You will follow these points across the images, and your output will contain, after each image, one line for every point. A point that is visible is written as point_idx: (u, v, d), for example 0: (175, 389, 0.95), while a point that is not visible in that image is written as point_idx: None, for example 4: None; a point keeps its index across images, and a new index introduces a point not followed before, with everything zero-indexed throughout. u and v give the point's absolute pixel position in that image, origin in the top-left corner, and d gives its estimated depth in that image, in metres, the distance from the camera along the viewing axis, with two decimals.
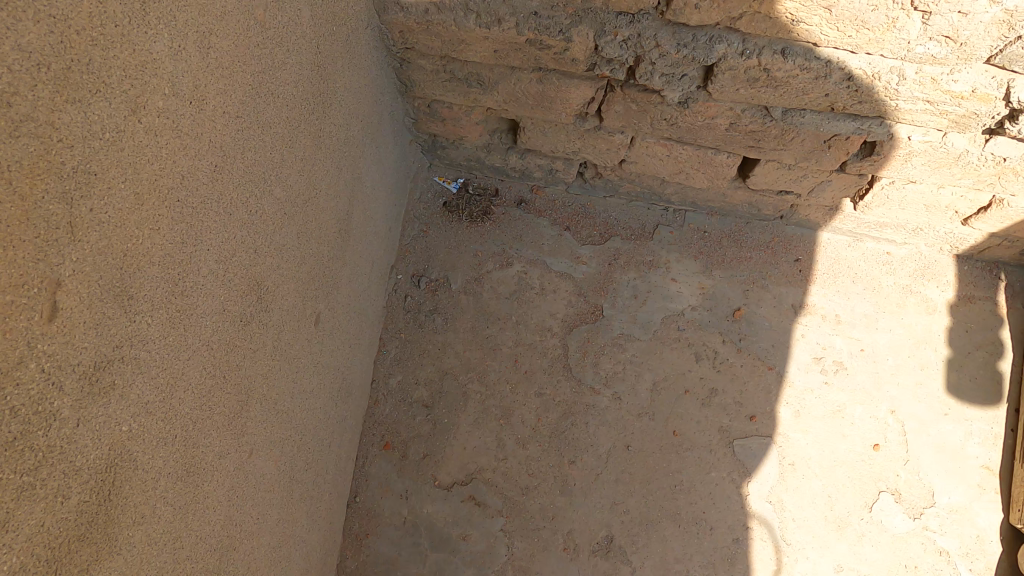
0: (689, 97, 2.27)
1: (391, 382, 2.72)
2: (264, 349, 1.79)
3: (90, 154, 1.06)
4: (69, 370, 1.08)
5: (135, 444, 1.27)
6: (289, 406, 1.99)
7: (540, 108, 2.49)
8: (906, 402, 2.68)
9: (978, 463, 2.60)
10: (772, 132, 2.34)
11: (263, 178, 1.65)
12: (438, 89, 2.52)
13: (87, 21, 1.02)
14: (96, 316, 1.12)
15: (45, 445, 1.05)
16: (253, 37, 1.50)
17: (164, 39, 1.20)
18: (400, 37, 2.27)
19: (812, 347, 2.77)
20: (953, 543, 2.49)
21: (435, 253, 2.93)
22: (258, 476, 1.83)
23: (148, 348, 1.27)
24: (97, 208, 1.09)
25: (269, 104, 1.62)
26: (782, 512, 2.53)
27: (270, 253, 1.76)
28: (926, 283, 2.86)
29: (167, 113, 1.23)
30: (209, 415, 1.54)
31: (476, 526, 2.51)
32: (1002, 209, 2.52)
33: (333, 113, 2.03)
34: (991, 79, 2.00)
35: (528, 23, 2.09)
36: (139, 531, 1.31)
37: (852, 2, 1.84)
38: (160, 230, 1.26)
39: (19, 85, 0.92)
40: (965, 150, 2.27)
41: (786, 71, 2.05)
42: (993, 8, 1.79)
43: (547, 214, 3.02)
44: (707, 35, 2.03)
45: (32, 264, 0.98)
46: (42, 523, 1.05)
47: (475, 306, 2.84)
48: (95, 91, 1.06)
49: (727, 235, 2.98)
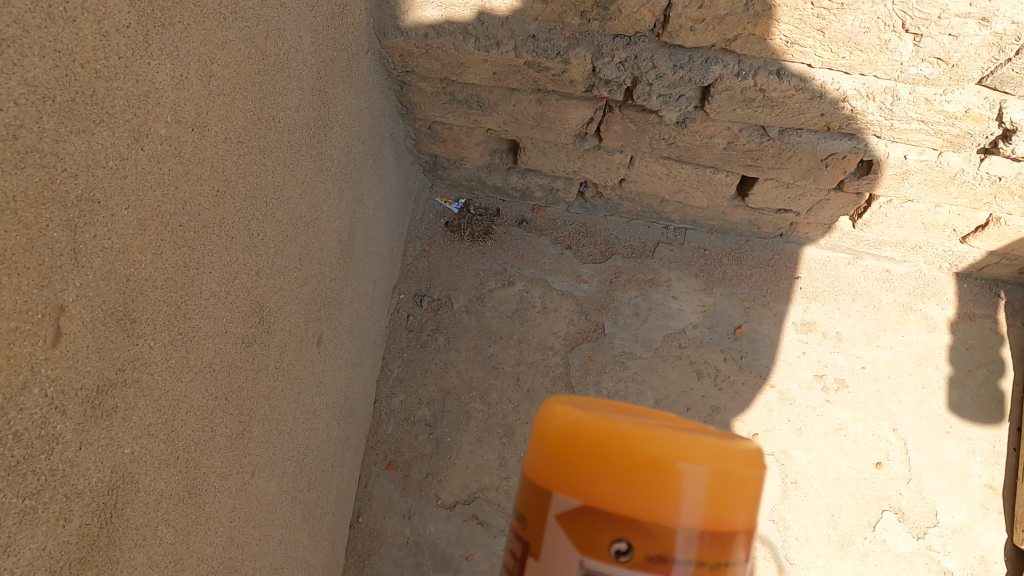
0: (687, 117, 2.29)
1: (393, 401, 2.73)
2: (266, 370, 1.80)
3: (94, 183, 1.08)
4: (72, 395, 1.10)
5: (136, 466, 1.28)
6: (292, 427, 2.01)
7: (539, 129, 2.52)
8: (908, 420, 2.67)
9: (981, 482, 2.59)
10: (769, 150, 2.35)
11: (264, 201, 1.68)
12: (439, 111, 2.55)
13: (92, 53, 1.05)
14: (99, 341, 1.14)
15: (47, 469, 1.06)
16: (254, 64, 1.53)
17: (166, 68, 1.23)
18: (401, 61, 2.31)
19: (812, 364, 2.76)
20: (956, 562, 2.49)
21: (437, 273, 2.95)
22: (260, 497, 1.84)
23: (150, 370, 1.29)
24: (99, 234, 1.11)
25: (269, 129, 1.65)
26: (785, 531, 2.52)
27: (273, 275, 1.78)
28: (927, 300, 2.86)
29: (169, 140, 1.26)
30: (210, 437, 1.55)
31: (479, 545, 2.54)
32: (1000, 226, 2.54)
33: (333, 135, 2.05)
34: (983, 100, 2.02)
35: (527, 46, 2.12)
36: (140, 553, 1.32)
37: (844, 24, 1.87)
38: (163, 254, 1.29)
39: (26, 118, 0.95)
40: (960, 168, 2.27)
41: (782, 91, 2.07)
42: (983, 31, 1.81)
43: (548, 232, 3.04)
44: (703, 57, 2.06)
45: (37, 290, 1.00)
46: (43, 546, 1.06)
47: (478, 324, 2.85)
48: (98, 121, 1.08)
49: (728, 252, 2.99)
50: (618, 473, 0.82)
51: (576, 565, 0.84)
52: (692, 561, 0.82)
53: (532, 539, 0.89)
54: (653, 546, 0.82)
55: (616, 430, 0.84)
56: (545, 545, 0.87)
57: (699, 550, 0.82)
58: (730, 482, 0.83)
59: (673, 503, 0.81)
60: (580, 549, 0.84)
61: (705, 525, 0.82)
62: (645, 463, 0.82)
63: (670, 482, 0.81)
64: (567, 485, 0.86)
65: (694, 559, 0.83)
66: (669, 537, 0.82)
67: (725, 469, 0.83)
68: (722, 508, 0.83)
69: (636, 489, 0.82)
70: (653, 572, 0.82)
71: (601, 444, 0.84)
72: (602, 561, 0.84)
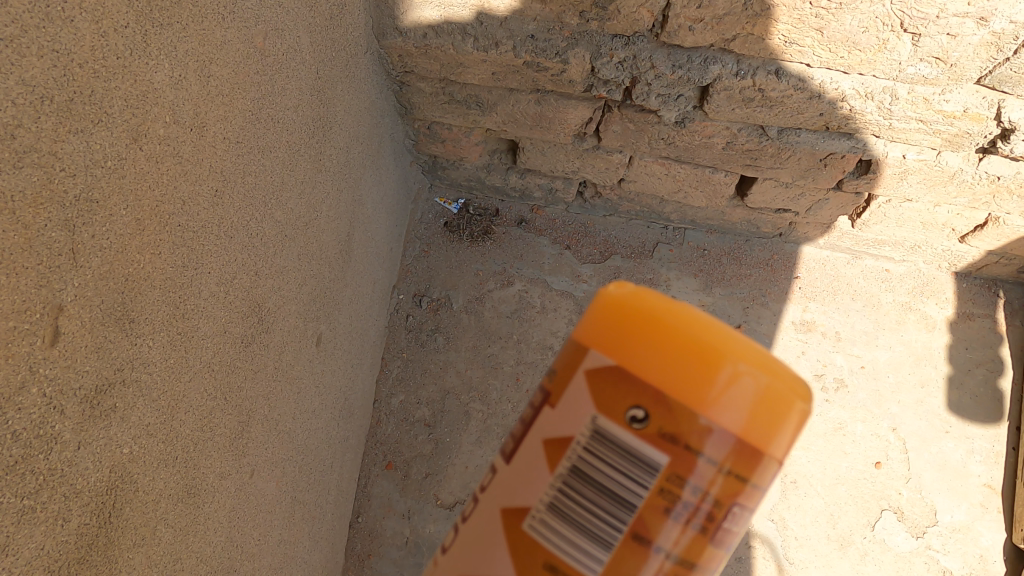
0: (686, 117, 2.29)
1: (393, 401, 2.74)
2: (265, 369, 1.80)
3: (92, 183, 1.08)
4: (70, 394, 1.10)
5: (135, 466, 1.28)
6: (291, 427, 2.01)
7: (539, 129, 2.52)
8: (907, 419, 2.67)
9: (980, 481, 2.59)
10: (769, 150, 2.35)
11: (263, 201, 1.68)
12: (438, 111, 2.56)
13: (91, 53, 1.05)
14: (97, 341, 1.14)
15: (46, 468, 1.06)
16: (253, 65, 1.53)
17: (164, 69, 1.23)
18: (400, 61, 2.31)
19: (812, 364, 2.76)
20: (956, 562, 2.48)
21: (436, 273, 2.95)
22: (260, 497, 1.84)
23: (149, 370, 1.29)
24: (98, 234, 1.11)
25: (269, 130, 1.66)
26: (785, 531, 2.51)
27: (272, 275, 1.78)
28: (926, 300, 2.86)
29: (167, 140, 1.26)
30: (210, 437, 1.55)
31: None
32: (999, 226, 2.55)
33: (333, 136, 2.06)
34: (982, 99, 2.02)
35: (526, 46, 2.12)
36: (139, 553, 1.32)
37: (843, 23, 1.88)
38: (161, 254, 1.28)
39: (24, 118, 0.94)
40: (959, 168, 2.28)
41: (781, 91, 2.07)
42: (982, 30, 1.81)
43: (547, 232, 3.05)
44: (702, 56, 2.06)
45: (35, 290, 1.00)
46: (41, 546, 1.06)
47: (477, 325, 2.86)
48: (96, 121, 1.08)
49: (728, 252, 2.99)
50: (670, 347, 0.82)
51: (591, 421, 0.85)
52: (708, 454, 0.82)
53: (551, 392, 0.89)
54: (678, 426, 0.82)
55: (680, 311, 0.83)
56: (565, 398, 0.87)
57: (718, 450, 0.82)
58: (784, 403, 0.80)
59: (714, 390, 0.81)
60: (597, 406, 0.85)
61: (744, 432, 0.81)
62: (700, 351, 0.81)
63: (718, 368, 0.80)
64: (610, 346, 0.85)
65: (714, 462, 0.82)
66: (695, 420, 0.81)
67: (781, 389, 0.81)
68: (760, 423, 0.81)
69: (682, 372, 0.81)
70: (662, 450, 0.82)
71: (659, 318, 0.83)
72: (617, 429, 0.84)
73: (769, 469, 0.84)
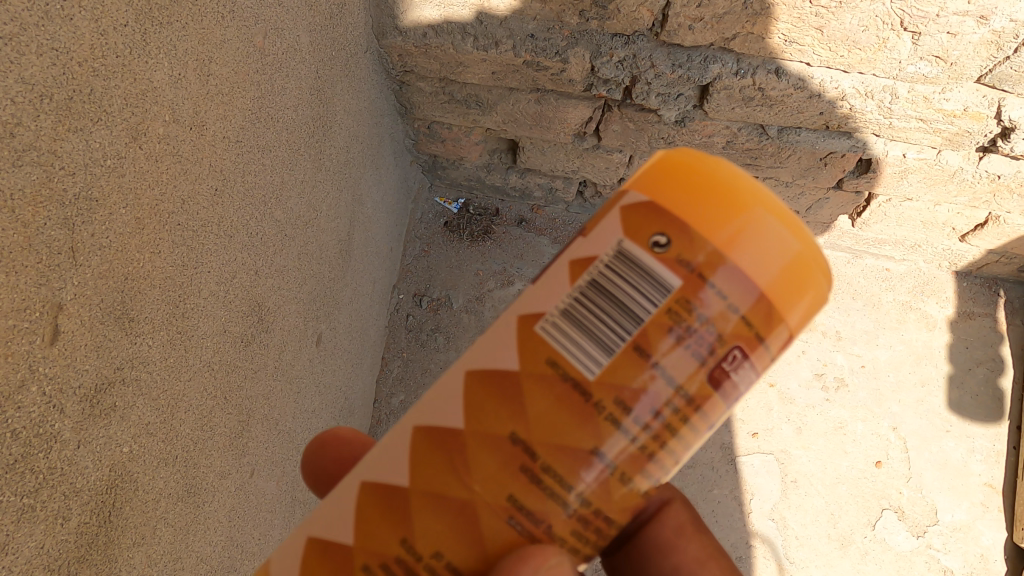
0: (686, 116, 2.29)
1: (393, 401, 2.74)
2: (265, 369, 1.80)
3: (91, 181, 1.08)
4: (70, 393, 1.09)
5: (135, 465, 1.28)
6: (291, 426, 2.01)
7: (538, 128, 2.52)
8: (907, 419, 2.67)
9: (981, 480, 2.59)
10: (769, 149, 2.34)
11: (263, 201, 1.68)
12: (438, 110, 2.56)
13: (90, 52, 1.05)
14: (97, 340, 1.14)
15: (46, 467, 1.06)
16: (253, 64, 1.53)
17: (164, 68, 1.23)
18: (400, 60, 2.31)
19: (812, 363, 2.76)
20: (957, 561, 2.48)
21: (436, 272, 2.95)
22: (260, 497, 1.85)
23: (149, 369, 1.29)
24: (97, 233, 1.11)
25: (268, 129, 1.65)
26: (785, 530, 2.51)
27: (272, 274, 1.78)
28: (926, 299, 2.86)
29: (167, 139, 1.26)
30: (210, 437, 1.55)
31: None
32: (999, 225, 2.55)
33: (333, 136, 2.06)
34: (982, 97, 2.02)
35: (525, 45, 2.12)
36: (139, 552, 1.32)
37: (843, 22, 1.88)
38: (160, 253, 1.28)
39: (24, 116, 0.94)
40: (959, 167, 2.28)
41: (780, 90, 2.07)
42: (982, 28, 1.81)
43: (547, 232, 3.05)
44: (702, 55, 2.06)
45: (34, 289, 1.00)
46: (41, 545, 1.06)
47: (477, 324, 2.86)
48: (96, 119, 1.08)
49: None
50: (707, 188, 0.84)
51: (616, 244, 0.85)
52: (725, 289, 0.80)
53: (585, 226, 0.90)
54: (701, 253, 0.81)
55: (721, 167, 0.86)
56: (596, 230, 0.88)
57: (736, 290, 0.80)
58: (804, 266, 0.82)
59: (741, 230, 0.81)
60: (625, 232, 0.85)
61: (765, 285, 0.81)
62: (734, 196, 0.83)
63: (751, 216, 0.82)
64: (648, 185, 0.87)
65: (728, 302, 0.81)
66: (718, 254, 0.81)
67: (804, 256, 0.83)
68: (781, 277, 0.81)
69: (713, 209, 0.83)
70: (678, 274, 0.81)
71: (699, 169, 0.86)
72: (639, 250, 0.83)
73: (780, 335, 0.83)
